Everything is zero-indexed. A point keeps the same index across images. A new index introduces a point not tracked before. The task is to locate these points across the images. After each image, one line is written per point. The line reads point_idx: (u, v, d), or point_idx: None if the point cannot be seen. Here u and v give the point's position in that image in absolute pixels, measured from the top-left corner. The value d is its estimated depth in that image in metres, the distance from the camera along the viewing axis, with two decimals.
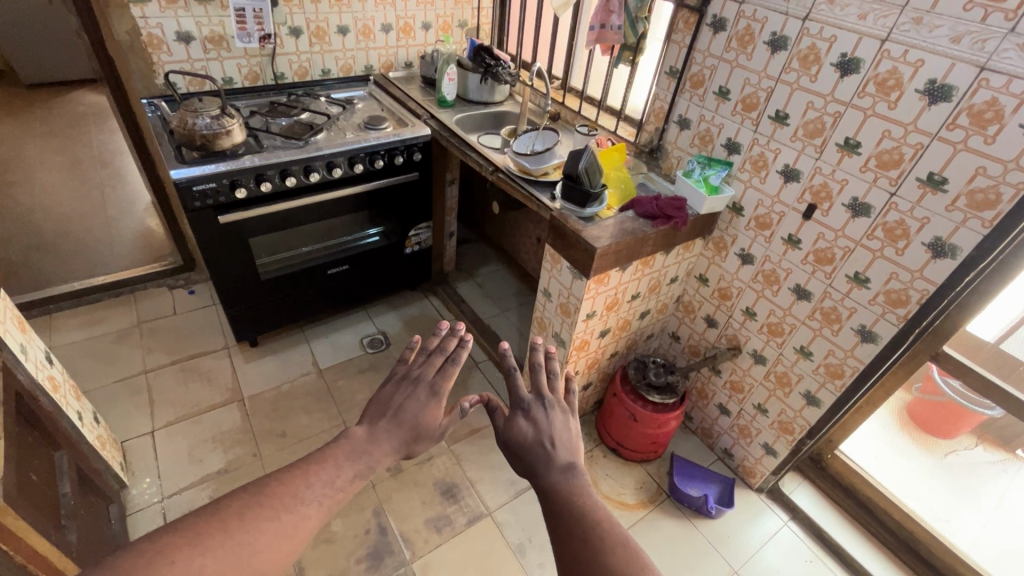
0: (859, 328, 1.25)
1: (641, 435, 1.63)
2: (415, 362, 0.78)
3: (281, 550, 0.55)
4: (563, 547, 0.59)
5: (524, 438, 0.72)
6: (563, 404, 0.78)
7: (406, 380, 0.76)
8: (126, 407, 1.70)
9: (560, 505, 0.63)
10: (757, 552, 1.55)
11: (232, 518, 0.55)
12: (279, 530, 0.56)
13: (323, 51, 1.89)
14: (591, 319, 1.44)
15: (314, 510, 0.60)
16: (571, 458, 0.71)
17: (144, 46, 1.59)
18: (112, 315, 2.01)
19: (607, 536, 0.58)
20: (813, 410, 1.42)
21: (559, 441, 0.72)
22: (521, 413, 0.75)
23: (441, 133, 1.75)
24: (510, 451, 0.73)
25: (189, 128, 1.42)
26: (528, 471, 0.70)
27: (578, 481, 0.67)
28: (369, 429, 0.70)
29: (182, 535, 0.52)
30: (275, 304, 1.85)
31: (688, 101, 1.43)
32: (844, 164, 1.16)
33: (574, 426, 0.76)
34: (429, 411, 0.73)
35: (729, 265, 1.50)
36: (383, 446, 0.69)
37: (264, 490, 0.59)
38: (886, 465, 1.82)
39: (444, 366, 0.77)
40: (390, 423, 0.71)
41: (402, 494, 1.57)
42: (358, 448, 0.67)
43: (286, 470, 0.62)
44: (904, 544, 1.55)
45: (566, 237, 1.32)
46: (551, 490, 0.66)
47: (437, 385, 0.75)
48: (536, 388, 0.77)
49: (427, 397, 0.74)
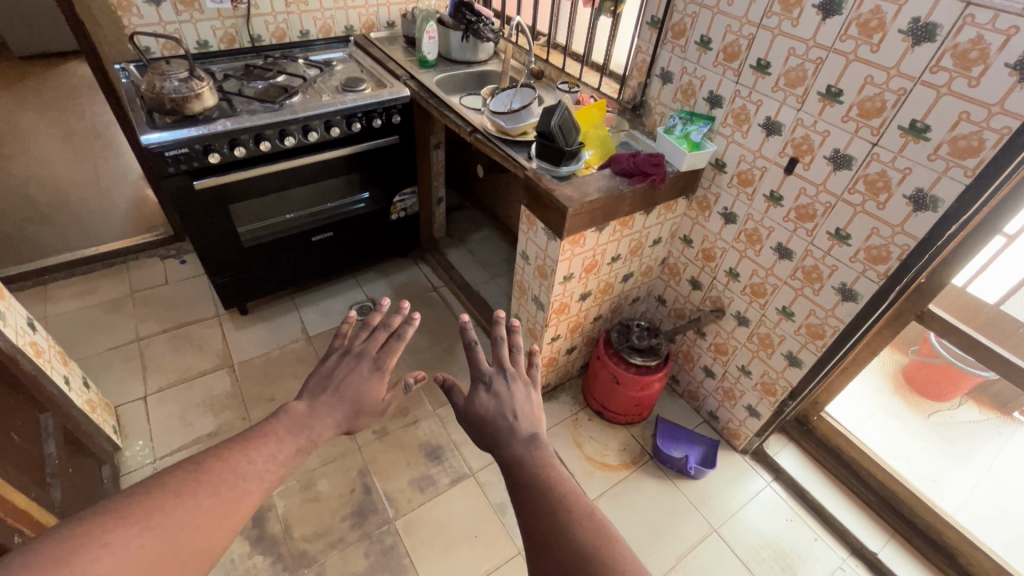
0: (839, 287, 1.22)
1: (624, 398, 1.63)
2: (356, 337, 0.80)
3: (220, 523, 0.57)
4: (530, 517, 0.63)
5: (487, 411, 0.76)
6: (526, 377, 0.82)
7: (349, 355, 0.79)
8: (120, 374, 1.74)
9: (527, 477, 0.66)
10: (738, 512, 1.56)
11: (169, 496, 0.56)
12: (219, 504, 0.58)
13: (301, 11, 1.84)
14: (569, 282, 1.41)
15: (254, 485, 0.61)
16: (533, 430, 0.75)
17: (113, 9, 1.56)
18: (105, 284, 2.03)
19: (575, 509, 0.62)
20: (795, 371, 1.40)
21: (521, 413, 0.75)
22: (483, 387, 0.79)
23: (420, 93, 1.70)
24: (471, 424, 0.77)
25: (158, 92, 1.39)
26: (491, 442, 0.74)
27: (541, 452, 0.70)
28: (310, 403, 0.73)
29: (115, 514, 0.53)
30: (262, 271, 1.85)
31: (670, 52, 1.37)
32: (825, 114, 1.10)
33: (536, 398, 0.80)
34: (371, 386, 0.76)
35: (712, 225, 1.46)
36: (325, 420, 0.71)
37: (202, 467, 0.60)
38: (880, 431, 1.83)
39: (388, 341, 0.80)
40: (332, 396, 0.74)
41: (386, 454, 1.60)
42: (300, 422, 0.70)
43: (224, 445, 0.63)
44: (886, 503, 1.55)
45: (539, 197, 1.29)
46: (516, 461, 0.69)
47: (380, 360, 0.78)
48: (498, 360, 0.81)
49: (369, 371, 0.77)
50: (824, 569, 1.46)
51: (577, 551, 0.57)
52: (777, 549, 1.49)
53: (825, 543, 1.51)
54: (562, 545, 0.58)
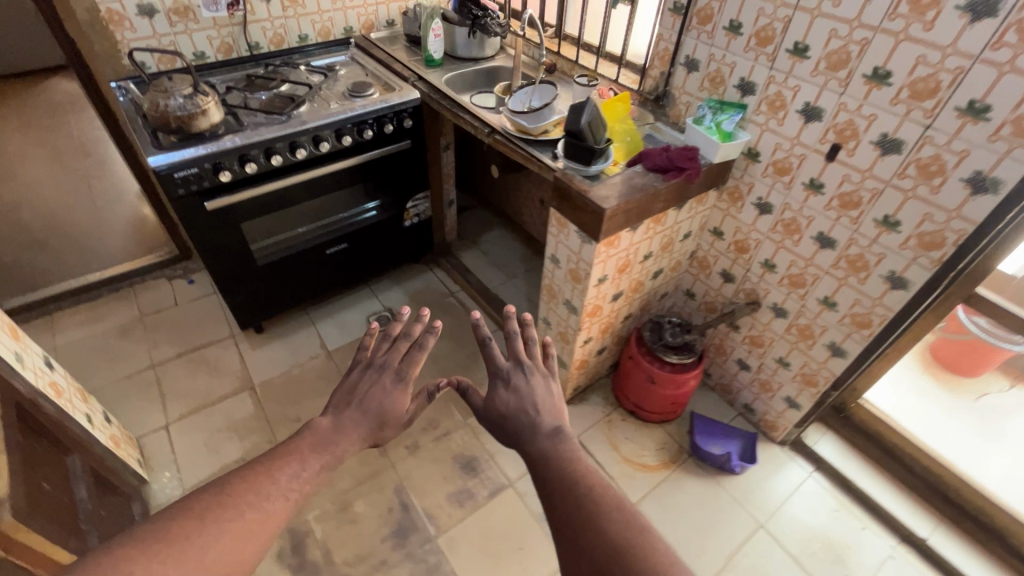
0: (888, 274, 1.18)
1: (660, 397, 1.60)
2: (378, 350, 0.79)
3: (248, 548, 0.56)
4: (558, 512, 0.61)
5: (508, 407, 0.76)
6: (543, 368, 0.81)
7: (371, 367, 0.77)
8: (137, 403, 1.69)
9: (551, 472, 0.66)
10: (783, 504, 1.54)
11: (194, 521, 0.55)
12: (245, 527, 0.56)
13: (298, 15, 1.77)
14: (603, 283, 1.36)
15: (278, 506, 0.60)
16: (556, 422, 0.74)
17: (105, 24, 1.48)
18: (112, 310, 1.97)
19: (603, 501, 0.61)
20: (838, 361, 1.37)
21: (542, 407, 0.75)
22: (500, 383, 0.78)
23: (431, 95, 1.64)
24: (493, 421, 0.76)
25: (162, 110, 1.32)
26: (514, 438, 0.74)
27: (565, 445, 0.70)
28: (333, 419, 0.71)
29: (137, 545, 0.52)
30: (276, 288, 1.79)
31: (695, 39, 1.32)
32: (872, 98, 1.06)
33: (555, 388, 0.79)
34: (394, 398, 0.74)
35: (745, 216, 1.42)
36: (349, 435, 0.70)
37: (226, 490, 0.59)
38: (910, 412, 1.80)
39: (411, 351, 0.77)
40: (355, 411, 0.72)
41: (421, 469, 1.57)
42: (323, 439, 0.68)
43: (247, 468, 0.62)
44: (933, 489, 1.53)
45: (572, 199, 1.23)
46: (541, 455, 0.69)
47: (403, 370, 0.76)
48: (513, 355, 0.79)
49: (393, 383, 0.75)
50: (875, 559, 1.43)
51: (609, 544, 0.55)
52: (826, 541, 1.47)
53: (873, 531, 1.49)
54: (594, 538, 0.56)
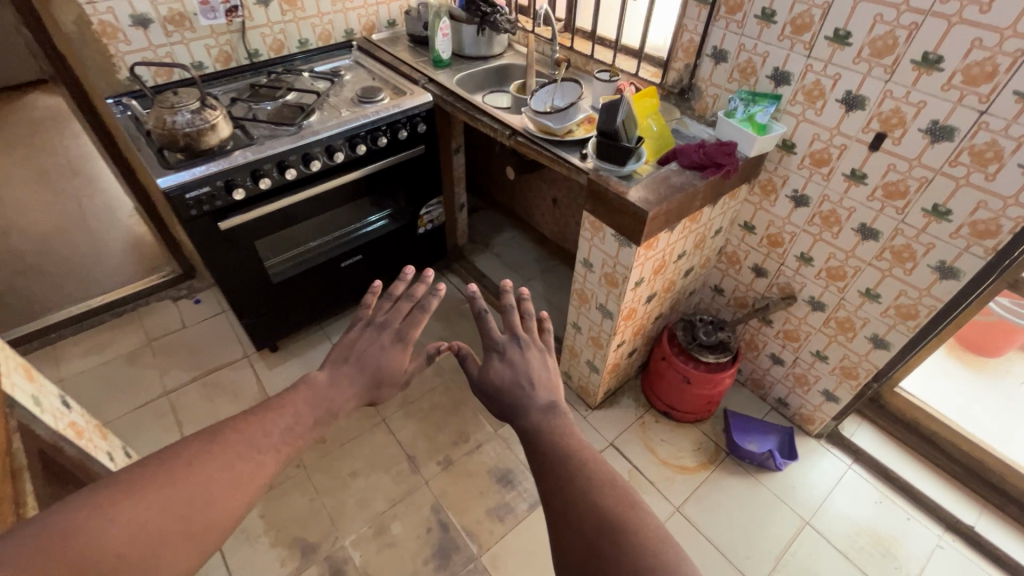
0: (937, 264, 1.15)
1: (695, 397, 1.56)
2: (380, 308, 0.79)
3: (237, 499, 0.55)
4: (548, 487, 0.60)
5: (502, 380, 0.75)
6: (539, 344, 0.80)
7: (371, 326, 0.78)
8: (153, 433, 1.62)
9: (543, 446, 0.65)
10: (827, 500, 1.51)
11: (180, 466, 0.54)
12: (236, 478, 0.56)
13: (298, 19, 1.69)
14: (640, 287, 1.32)
15: (268, 458, 0.60)
16: (552, 397, 0.73)
17: (97, 37, 1.40)
18: (118, 336, 1.89)
19: (596, 477, 0.59)
20: (881, 353, 1.34)
21: (538, 381, 0.74)
22: (496, 356, 0.77)
23: (443, 97, 1.58)
24: (489, 394, 0.75)
25: (169, 127, 1.25)
26: (509, 412, 0.73)
27: (559, 420, 0.69)
28: (330, 373, 0.71)
29: (121, 488, 0.51)
30: (289, 304, 1.71)
31: (723, 29, 1.27)
32: (920, 84, 1.02)
33: (551, 363, 0.78)
34: (392, 356, 0.76)
35: (779, 209, 1.38)
36: (344, 390, 0.71)
37: (217, 441, 0.58)
38: (950, 401, 1.74)
39: (412, 312, 0.78)
40: (352, 367, 0.73)
41: (456, 486, 1.52)
42: (318, 395, 0.68)
43: (238, 418, 0.61)
44: (976, 475, 1.52)
45: (609, 202, 1.18)
46: (535, 430, 0.68)
47: (402, 331, 0.77)
48: (510, 329, 0.79)
49: (391, 342, 0.76)
50: (923, 551, 1.41)
51: (599, 518, 0.54)
52: (874, 535, 1.44)
53: (919, 521, 1.47)
54: (583, 512, 0.55)
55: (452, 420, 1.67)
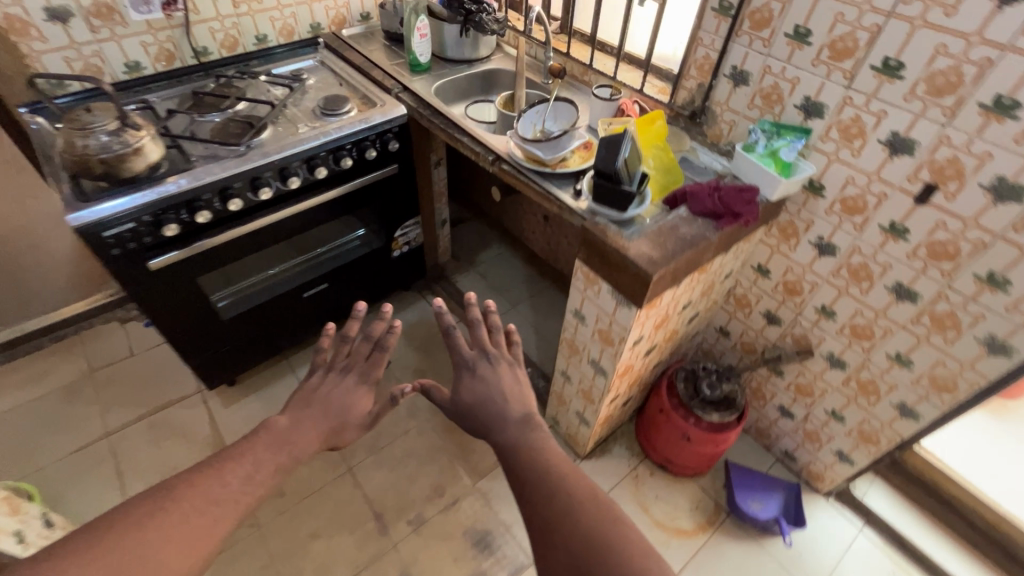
0: (985, 337, 0.99)
1: (695, 454, 1.41)
2: (337, 354, 0.77)
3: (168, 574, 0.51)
4: (530, 506, 0.57)
5: (475, 395, 0.70)
6: (509, 356, 0.75)
7: (332, 371, 0.76)
8: (88, 484, 1.44)
9: (520, 464, 0.61)
10: (835, 568, 1.38)
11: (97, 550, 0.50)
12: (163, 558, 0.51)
13: (253, 11, 1.46)
14: (639, 344, 1.15)
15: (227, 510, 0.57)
16: (525, 409, 0.69)
17: (4, 33, 1.18)
18: (55, 366, 1.70)
19: (576, 490, 0.56)
20: (908, 423, 1.19)
21: (510, 394, 0.69)
22: (466, 372, 0.72)
23: (419, 110, 1.37)
24: (460, 414, 0.70)
25: (81, 153, 1.04)
26: (482, 429, 0.68)
27: (535, 434, 0.65)
28: (292, 416, 0.68)
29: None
30: (245, 339, 1.53)
31: (746, 47, 1.07)
32: (987, 133, 0.84)
33: (523, 375, 0.73)
34: (359, 398, 0.74)
35: (800, 255, 1.20)
36: (306, 433, 0.67)
37: (142, 522, 0.53)
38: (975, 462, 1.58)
39: (373, 352, 0.77)
40: (316, 410, 0.70)
41: (427, 551, 1.36)
42: (280, 437, 0.65)
43: (164, 500, 0.55)
44: (999, 547, 1.38)
45: (605, 255, 1.00)
46: (511, 446, 0.63)
47: (367, 372, 0.76)
48: (478, 344, 0.74)
49: (357, 383, 0.75)
50: None
51: (585, 539, 0.51)
52: None
53: None
54: (567, 533, 0.52)
55: (426, 470, 1.52)
